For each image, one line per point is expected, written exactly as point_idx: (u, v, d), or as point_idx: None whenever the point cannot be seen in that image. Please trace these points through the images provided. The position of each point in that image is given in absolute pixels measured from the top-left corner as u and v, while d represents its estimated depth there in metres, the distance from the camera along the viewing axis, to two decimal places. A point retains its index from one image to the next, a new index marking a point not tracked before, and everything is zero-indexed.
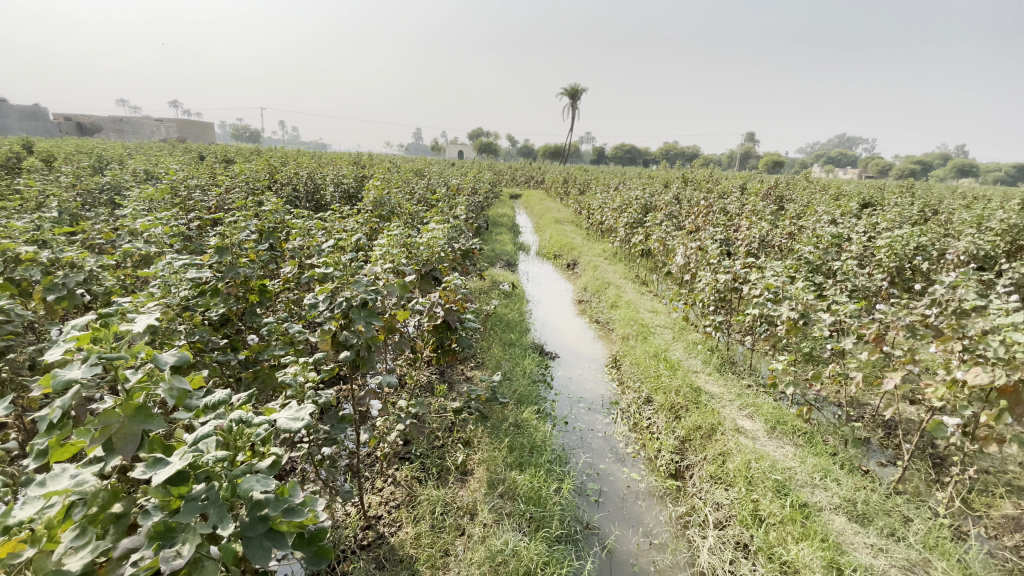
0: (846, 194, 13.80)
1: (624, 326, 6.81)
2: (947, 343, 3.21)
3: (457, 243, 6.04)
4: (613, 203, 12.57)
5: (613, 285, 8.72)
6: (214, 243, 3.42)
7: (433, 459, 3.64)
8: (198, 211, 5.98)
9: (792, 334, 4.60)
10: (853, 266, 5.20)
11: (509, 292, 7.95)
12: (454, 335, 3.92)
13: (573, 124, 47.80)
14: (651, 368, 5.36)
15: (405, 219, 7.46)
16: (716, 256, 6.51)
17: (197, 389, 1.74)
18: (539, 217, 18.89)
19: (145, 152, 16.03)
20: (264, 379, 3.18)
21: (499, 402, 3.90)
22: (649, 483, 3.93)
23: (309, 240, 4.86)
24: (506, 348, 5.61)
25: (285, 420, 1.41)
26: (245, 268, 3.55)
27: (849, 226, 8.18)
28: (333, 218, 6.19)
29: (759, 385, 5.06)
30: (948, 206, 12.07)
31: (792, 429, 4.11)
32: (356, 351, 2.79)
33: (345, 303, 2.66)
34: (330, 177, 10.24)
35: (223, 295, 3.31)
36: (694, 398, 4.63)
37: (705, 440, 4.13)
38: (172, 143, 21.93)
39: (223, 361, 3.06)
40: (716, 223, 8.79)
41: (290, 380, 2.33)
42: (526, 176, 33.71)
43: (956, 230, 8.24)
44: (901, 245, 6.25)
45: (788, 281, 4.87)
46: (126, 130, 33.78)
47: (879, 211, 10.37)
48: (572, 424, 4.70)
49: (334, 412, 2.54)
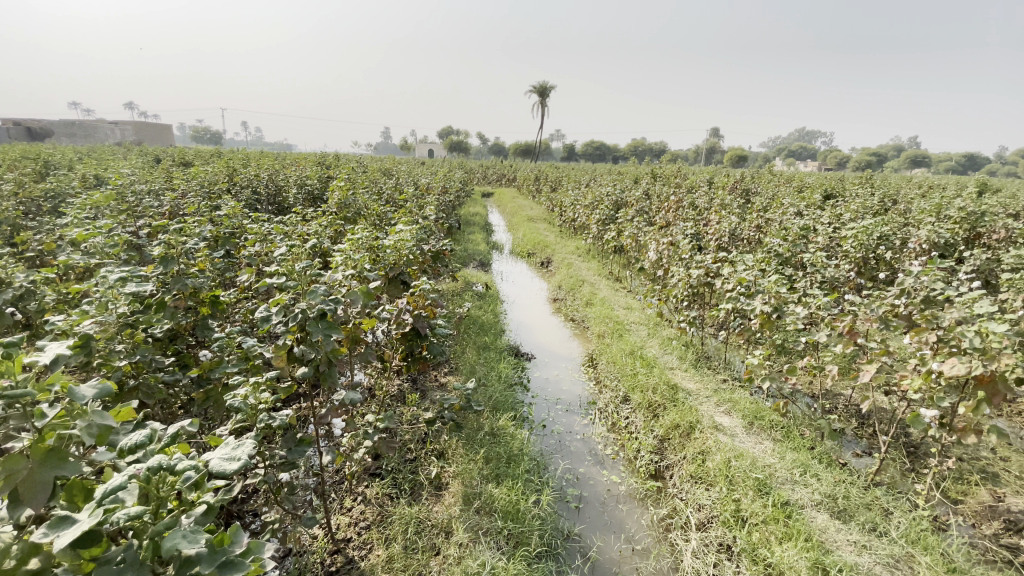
0: (808, 186, 14.12)
1: (599, 324, 6.74)
2: (921, 334, 3.22)
3: (427, 244, 5.86)
4: (585, 199, 12.54)
5: (586, 283, 8.66)
6: (157, 253, 3.15)
7: (405, 474, 3.47)
8: (148, 218, 5.62)
9: (766, 328, 4.59)
10: (823, 258, 5.24)
11: (482, 293, 7.80)
12: (424, 342, 3.75)
13: (542, 121, 47.86)
14: (627, 367, 5.29)
15: (372, 221, 7.21)
16: (689, 251, 6.49)
17: (125, 422, 1.53)
18: (511, 215, 18.78)
19: (95, 157, 15.22)
20: (216, 399, 2.95)
21: (473, 410, 3.75)
22: (630, 486, 3.84)
23: (268, 246, 4.60)
24: (480, 351, 5.46)
25: (219, 460, 1.23)
26: (194, 278, 3.29)
27: (815, 218, 8.32)
28: (295, 221, 5.92)
29: (734, 378, 5.05)
30: (906, 196, 12.48)
31: (769, 423, 4.09)
32: (316, 366, 2.60)
33: (301, 315, 2.47)
34: (293, 178, 9.87)
35: (169, 308, 3.05)
36: (672, 396, 4.58)
37: (684, 439, 4.07)
38: (126, 147, 20.92)
39: (169, 380, 2.81)
40: (687, 217, 8.82)
41: (239, 403, 2.13)
42: (497, 175, 33.53)
43: (915, 219, 8.48)
44: (866, 236, 6.36)
45: (761, 274, 4.87)
46: (76, 134, 32.15)
47: (842, 202, 10.62)
48: (549, 428, 4.58)
49: (292, 434, 2.37)
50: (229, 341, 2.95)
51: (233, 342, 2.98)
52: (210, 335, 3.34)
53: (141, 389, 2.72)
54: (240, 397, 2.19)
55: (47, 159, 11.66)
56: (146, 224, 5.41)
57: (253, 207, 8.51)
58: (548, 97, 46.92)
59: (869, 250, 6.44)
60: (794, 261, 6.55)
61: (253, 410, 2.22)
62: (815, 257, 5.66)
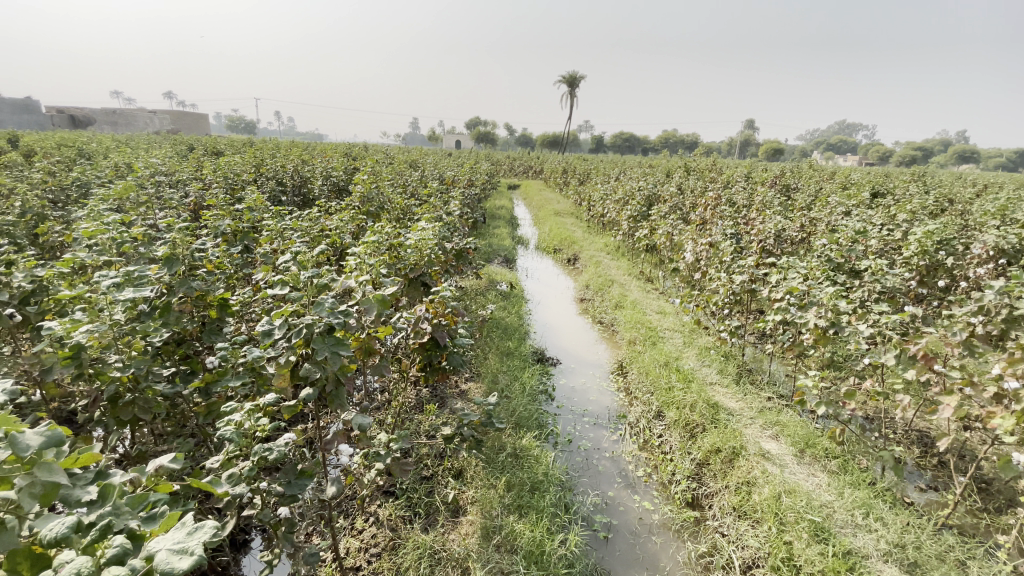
0: (854, 183, 13.31)
1: (630, 329, 6.36)
2: (1016, 364, 2.70)
3: (450, 243, 5.58)
4: (615, 195, 12.06)
5: (616, 283, 8.27)
6: (162, 253, 2.95)
7: (421, 495, 3.21)
8: (169, 211, 5.51)
9: (820, 344, 4.15)
10: (884, 266, 4.73)
11: (508, 292, 7.50)
12: (443, 352, 3.46)
13: (570, 112, 47.19)
14: (662, 379, 4.92)
15: (396, 216, 6.98)
16: (729, 254, 6.05)
17: (82, 474, 1.29)
18: (538, 209, 18.38)
19: (133, 146, 15.51)
20: (220, 413, 2.75)
21: (495, 428, 3.45)
22: (664, 514, 3.50)
23: (285, 244, 4.40)
24: (503, 358, 5.17)
25: (167, 555, 0.96)
26: (202, 280, 3.10)
27: (868, 219, 7.70)
28: (316, 216, 5.72)
29: (780, 396, 4.64)
30: (963, 194, 11.58)
31: (823, 452, 3.69)
32: (321, 386, 2.33)
33: (306, 330, 2.21)
34: (319, 170, 9.74)
35: (173, 314, 2.86)
36: (712, 415, 4.20)
37: (726, 465, 3.71)
38: (162, 136, 21.31)
39: (168, 394, 2.63)
40: (725, 216, 8.30)
41: (231, 433, 1.88)
42: (524, 167, 33.06)
43: (978, 222, 7.76)
44: (929, 242, 5.77)
45: (814, 284, 4.42)
46: (118, 122, 33.24)
47: (893, 201, 9.89)
48: (575, 443, 4.27)
49: (292, 465, 2.12)
50: (233, 351, 2.74)
51: (238, 351, 2.77)
52: (218, 340, 3.16)
53: (139, 402, 2.54)
54: (233, 423, 1.95)
55: (85, 147, 11.86)
56: (167, 217, 5.29)
57: (278, 199, 8.39)
58: (577, 87, 46.45)
59: (932, 257, 5.85)
60: (846, 267, 6.02)
61: (250, 437, 1.99)
62: (873, 265, 5.14)
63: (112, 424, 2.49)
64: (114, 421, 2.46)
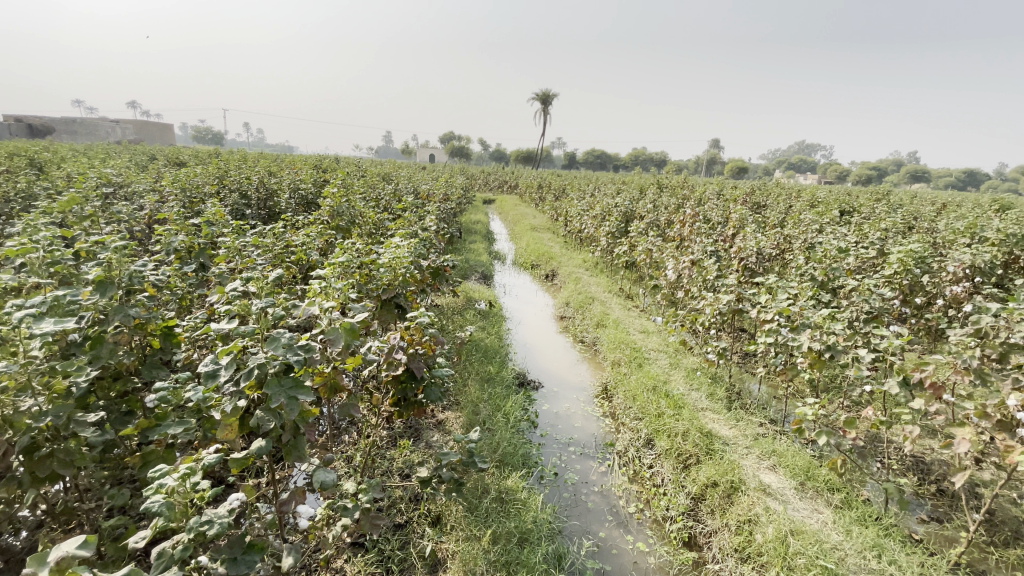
0: (823, 200, 13.52)
1: (614, 349, 6.13)
2: None
3: (425, 260, 5.25)
4: (592, 210, 11.94)
5: (597, 301, 8.06)
6: (93, 276, 2.52)
7: (394, 548, 2.84)
8: (116, 226, 5.00)
9: (815, 368, 3.98)
10: (872, 285, 4.62)
11: (486, 311, 7.18)
12: (419, 385, 3.11)
13: (544, 128, 47.63)
14: (650, 405, 4.66)
15: (367, 231, 6.60)
16: (714, 272, 5.90)
17: None
18: (514, 224, 18.18)
19: (88, 155, 14.70)
20: (159, 464, 2.31)
21: (477, 468, 3.11)
22: (661, 557, 3.22)
23: (243, 263, 4.00)
24: (483, 384, 4.85)
25: None
26: (142, 307, 2.69)
27: (844, 236, 7.74)
28: (280, 232, 5.30)
29: (773, 421, 4.45)
30: (926, 212, 11.92)
31: (824, 485, 3.49)
32: (277, 437, 1.96)
33: (257, 370, 1.86)
34: (286, 182, 9.26)
35: (106, 346, 2.47)
36: (706, 445, 3.97)
37: (725, 501, 3.46)
38: (121, 146, 20.32)
39: (96, 442, 2.19)
40: (704, 233, 8.22)
41: (158, 505, 1.50)
42: (498, 181, 32.95)
43: (947, 240, 7.86)
44: (909, 261, 5.74)
45: (806, 305, 4.27)
46: (76, 131, 31.75)
47: (863, 219, 10.02)
48: (562, 477, 3.96)
49: (239, 535, 1.75)
50: (175, 391, 2.35)
51: (181, 391, 2.38)
52: (160, 375, 2.74)
53: (59, 455, 2.07)
54: (164, 489, 1.58)
55: (32, 154, 11.09)
56: (113, 232, 4.80)
57: (241, 212, 7.89)
58: (550, 102, 47.09)
59: (913, 276, 5.83)
60: (829, 286, 5.96)
61: (185, 507, 1.62)
62: (859, 284, 5.05)
63: (24, 483, 2.01)
64: (27, 480, 1.98)
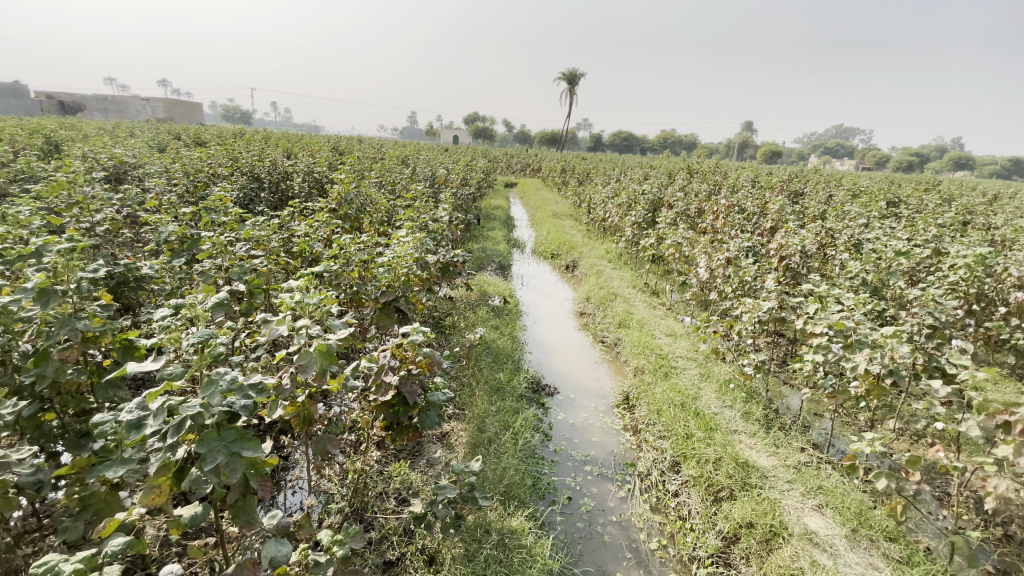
0: (866, 189, 12.55)
1: (637, 354, 5.67)
2: None
3: (433, 256, 4.84)
4: (617, 198, 11.30)
5: (620, 297, 7.55)
6: (34, 284, 2.16)
7: None
8: (107, 212, 4.68)
9: (872, 394, 3.48)
10: (938, 295, 4.02)
11: (501, 306, 6.77)
12: (413, 409, 2.70)
13: (569, 109, 46.47)
14: (677, 423, 4.22)
15: (377, 219, 6.22)
16: (752, 274, 5.33)
17: None
18: (537, 209, 17.61)
19: (108, 133, 14.58)
20: (99, 508, 1.99)
21: (477, 505, 2.72)
22: None
23: (231, 259, 3.64)
24: (493, 395, 4.47)
25: None
26: (95, 317, 2.37)
27: (894, 234, 7.02)
28: (279, 221, 4.94)
29: (816, 448, 3.97)
30: (981, 203, 10.91)
31: (879, 534, 3.02)
32: (221, 499, 1.61)
33: (191, 421, 1.49)
34: (300, 164, 8.91)
35: (52, 363, 2.21)
36: (741, 476, 3.51)
37: (763, 547, 3.01)
38: (147, 126, 20.21)
39: (24, 483, 1.89)
40: (739, 227, 7.60)
41: None
42: (521, 164, 32.25)
43: (1012, 238, 7.04)
44: (977, 268, 5.05)
45: (863, 320, 3.72)
46: (109, 109, 32.28)
47: (913, 213, 9.17)
48: (576, 502, 3.56)
49: None
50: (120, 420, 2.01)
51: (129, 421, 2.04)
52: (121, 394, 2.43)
53: None
54: None
55: (52, 132, 10.96)
56: (105, 220, 4.51)
57: (251, 197, 7.57)
58: (574, 82, 45.93)
59: (980, 283, 5.16)
60: (881, 292, 5.34)
61: None
62: (920, 293, 4.43)
63: None
64: None
